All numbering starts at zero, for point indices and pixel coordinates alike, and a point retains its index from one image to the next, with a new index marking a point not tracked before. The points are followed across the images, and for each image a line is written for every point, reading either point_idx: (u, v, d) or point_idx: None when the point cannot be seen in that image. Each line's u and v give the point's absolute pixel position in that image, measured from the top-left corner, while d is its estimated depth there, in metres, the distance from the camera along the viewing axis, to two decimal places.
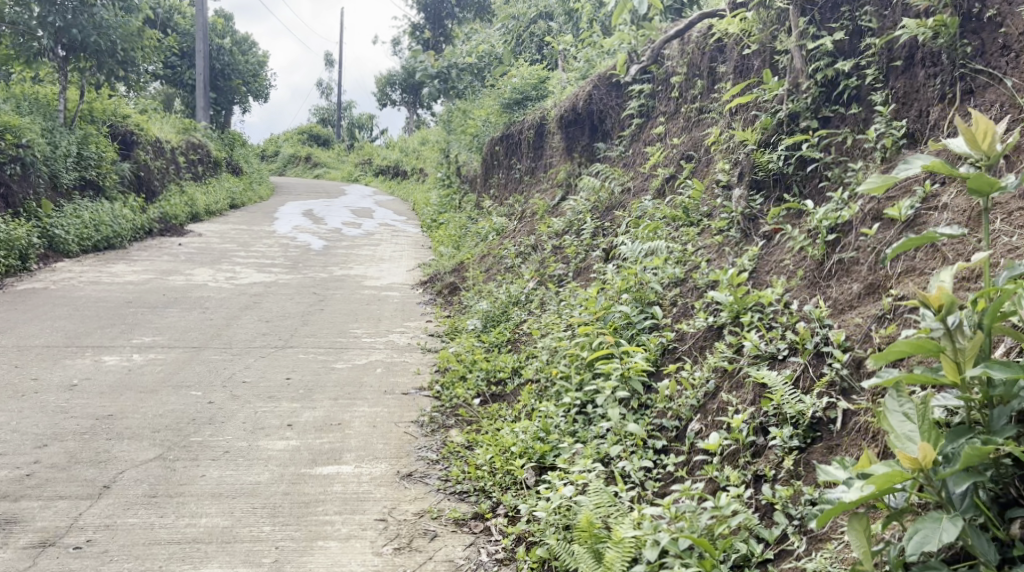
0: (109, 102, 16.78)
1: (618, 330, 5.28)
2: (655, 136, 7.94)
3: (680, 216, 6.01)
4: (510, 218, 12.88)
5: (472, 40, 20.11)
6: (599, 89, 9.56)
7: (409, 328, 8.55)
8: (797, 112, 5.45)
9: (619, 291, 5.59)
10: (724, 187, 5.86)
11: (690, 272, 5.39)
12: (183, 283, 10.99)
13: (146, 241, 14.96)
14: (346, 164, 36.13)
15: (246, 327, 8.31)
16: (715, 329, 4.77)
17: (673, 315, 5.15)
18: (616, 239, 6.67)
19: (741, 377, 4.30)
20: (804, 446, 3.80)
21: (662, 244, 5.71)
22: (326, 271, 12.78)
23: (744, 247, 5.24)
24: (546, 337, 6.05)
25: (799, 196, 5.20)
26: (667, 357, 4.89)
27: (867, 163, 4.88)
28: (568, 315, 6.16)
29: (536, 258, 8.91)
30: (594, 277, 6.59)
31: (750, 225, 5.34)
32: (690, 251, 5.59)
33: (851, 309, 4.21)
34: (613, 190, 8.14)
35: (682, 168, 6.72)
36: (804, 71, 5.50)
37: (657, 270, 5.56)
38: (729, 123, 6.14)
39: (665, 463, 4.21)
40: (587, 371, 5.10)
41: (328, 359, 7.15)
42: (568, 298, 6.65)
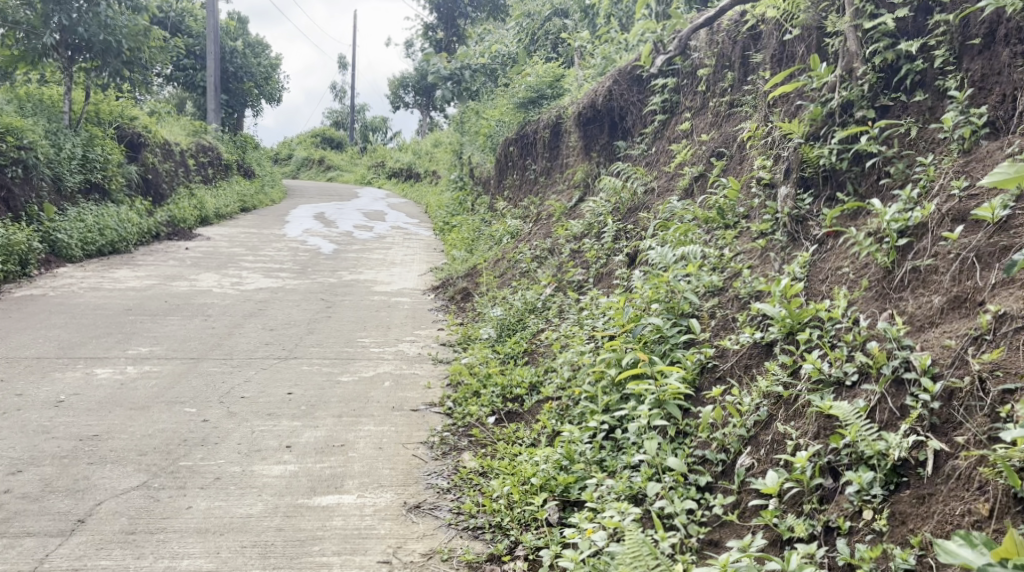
0: (117, 104, 16.44)
1: (649, 344, 4.83)
2: (681, 133, 7.48)
3: (713, 217, 5.55)
4: (525, 221, 12.44)
5: (486, 40, 19.73)
6: (619, 83, 9.06)
7: (420, 336, 8.12)
8: (852, 100, 5.00)
9: (648, 300, 5.13)
10: (765, 186, 5.37)
11: (731, 281, 4.93)
12: (187, 289, 10.59)
13: (152, 246, 14.58)
14: (359, 167, 35.77)
15: (249, 336, 7.89)
16: (764, 347, 4.33)
17: (711, 328, 4.71)
18: (641, 244, 6.20)
19: (800, 406, 3.88)
20: (888, 495, 3.39)
21: (695, 247, 5.25)
22: (335, 276, 12.38)
23: (793, 253, 4.78)
24: (566, 350, 5.60)
25: (855, 194, 4.73)
26: (706, 377, 4.45)
27: (939, 155, 4.42)
28: (590, 325, 5.71)
29: (554, 263, 8.46)
30: (618, 284, 6.14)
31: (798, 228, 4.86)
32: (728, 256, 5.14)
33: (936, 327, 3.76)
34: (635, 191, 7.66)
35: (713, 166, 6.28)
36: (860, 54, 5.04)
37: (691, 278, 5.10)
38: (767, 116, 5.68)
39: (712, 504, 3.80)
40: (615, 392, 4.67)
41: (334, 371, 6.71)
42: (589, 306, 6.19)
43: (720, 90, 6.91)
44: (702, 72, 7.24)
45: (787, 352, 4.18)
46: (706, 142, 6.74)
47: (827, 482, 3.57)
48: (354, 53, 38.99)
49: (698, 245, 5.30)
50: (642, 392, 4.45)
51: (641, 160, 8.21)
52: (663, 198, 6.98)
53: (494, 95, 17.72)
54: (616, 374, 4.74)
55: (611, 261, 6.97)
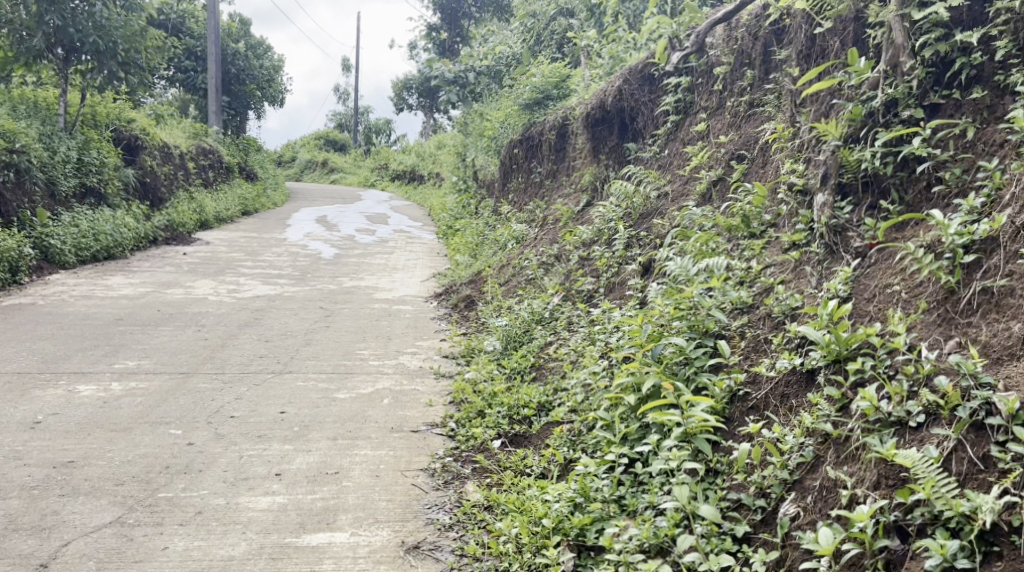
0: (114, 106, 16.09)
1: (671, 367, 4.48)
2: (696, 135, 7.11)
3: (738, 226, 5.21)
4: (531, 225, 12.07)
5: (489, 41, 19.35)
6: (630, 83, 8.66)
7: (421, 348, 7.76)
8: (896, 98, 4.62)
9: (669, 317, 4.77)
10: (798, 193, 4.96)
11: (762, 299, 4.59)
12: (181, 297, 10.24)
13: (149, 251, 14.23)
14: (362, 169, 35.43)
15: (242, 349, 7.53)
16: (803, 376, 4.01)
17: (741, 351, 4.37)
18: (656, 253, 5.82)
19: (856, 449, 3.55)
20: (975, 567, 3.03)
21: (720, 260, 4.91)
22: (335, 282, 12.03)
23: (832, 268, 4.42)
24: (578, 369, 5.24)
25: (900, 202, 4.39)
26: (737, 407, 4.13)
27: (1002, 158, 4.07)
28: (603, 340, 5.37)
29: (562, 270, 8.10)
30: (631, 297, 5.81)
31: (836, 240, 4.50)
32: (756, 269, 4.81)
33: (1019, 359, 3.42)
34: (647, 196, 7.27)
35: (732, 169, 5.97)
36: (907, 47, 4.63)
37: (715, 293, 4.75)
38: (797, 116, 5.35)
39: (751, 558, 3.48)
40: (635, 421, 4.32)
41: (330, 388, 6.35)
42: (601, 320, 5.82)
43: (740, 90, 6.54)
44: (719, 71, 6.88)
45: (835, 384, 3.85)
46: (725, 145, 6.38)
47: (894, 544, 3.24)
48: (357, 54, 38.65)
49: (722, 257, 4.94)
50: (669, 423, 4.11)
51: (653, 164, 7.84)
52: (679, 203, 6.60)
53: (498, 96, 17.35)
54: (637, 401, 4.39)
55: (624, 269, 6.60)
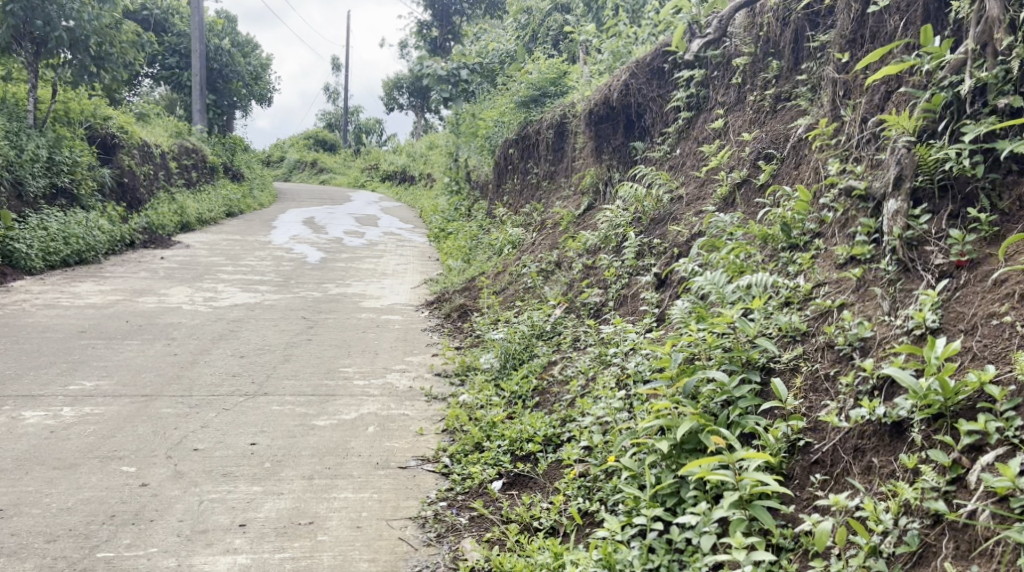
0: (88, 102, 15.40)
1: (711, 409, 3.99)
2: (712, 132, 6.51)
3: (776, 235, 4.76)
4: (528, 229, 11.46)
5: (481, 38, 18.72)
6: (637, 77, 8.01)
7: (411, 365, 7.11)
8: (985, 83, 4.07)
9: (707, 349, 4.25)
10: (860, 198, 4.42)
11: (820, 326, 4.10)
12: (154, 306, 9.58)
13: (124, 255, 13.55)
14: (353, 170, 34.74)
15: (213, 367, 6.87)
16: (884, 428, 3.51)
17: (799, 389, 3.90)
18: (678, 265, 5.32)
19: (993, 547, 3.02)
20: None
21: (762, 277, 4.43)
22: (320, 289, 11.38)
23: (909, 289, 3.89)
24: (591, 401, 4.67)
25: (993, 209, 3.89)
26: (798, 462, 3.66)
27: None
28: (622, 366, 4.86)
29: (563, 279, 7.48)
30: (647, 311, 5.39)
31: (914, 255, 3.96)
32: (805, 290, 4.34)
33: None
34: (659, 199, 6.63)
35: (760, 170, 5.47)
36: (1003, 20, 4.06)
37: (758, 317, 4.28)
38: (840, 110, 5.00)
39: None
40: (666, 471, 3.81)
41: (309, 413, 5.69)
42: (616, 340, 5.24)
43: (767, 84, 5.95)
44: (740, 62, 6.30)
45: (941, 445, 3.31)
46: (751, 144, 5.77)
47: None
48: (346, 53, 37.91)
49: (764, 274, 4.48)
50: (717, 484, 3.60)
51: (664, 164, 7.22)
52: (698, 209, 5.97)
53: (492, 95, 16.73)
54: (672, 448, 3.85)
55: (636, 281, 5.97)
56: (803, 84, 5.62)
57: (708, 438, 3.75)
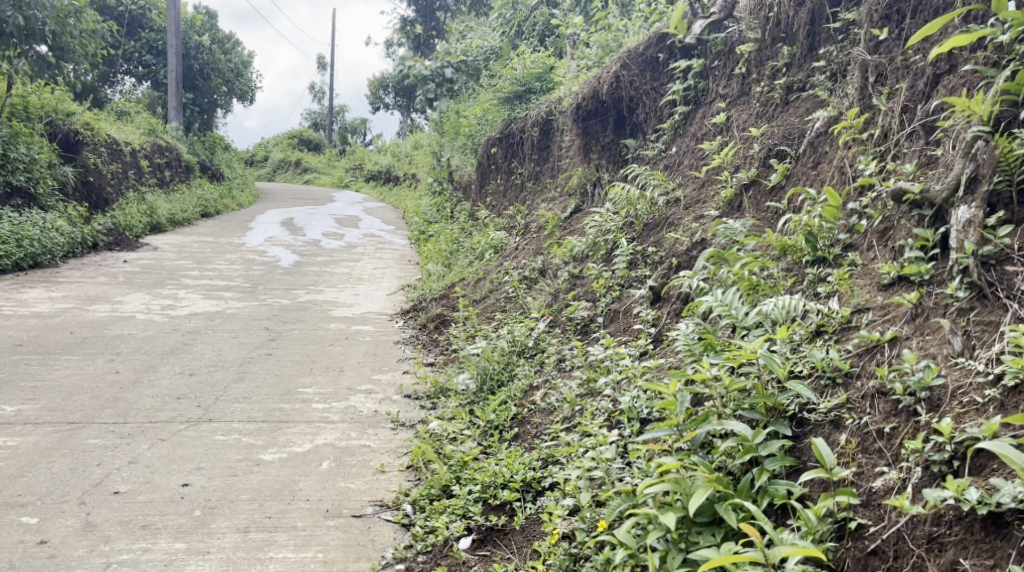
0: (50, 96, 14.81)
1: (731, 470, 3.52)
2: (711, 127, 5.93)
3: (797, 248, 4.28)
4: (511, 233, 10.81)
5: (467, 35, 18.04)
6: (629, 68, 7.32)
7: (378, 384, 6.42)
8: None
9: (724, 394, 3.74)
10: (912, 205, 3.96)
11: (867, 366, 3.62)
12: (105, 315, 8.84)
13: (84, 259, 12.86)
14: (336, 170, 33.96)
15: (156, 388, 6.16)
16: (968, 517, 3.04)
17: (850, 454, 3.41)
18: (680, 279, 4.74)
19: None
20: None
21: (796, 302, 3.96)
22: (290, 295, 10.69)
23: (986, 322, 3.44)
24: (580, 447, 4.05)
25: None
26: (850, 550, 3.18)
27: None
28: (611, 399, 4.30)
29: (547, 289, 6.83)
30: (641, 330, 4.78)
31: (995, 282, 3.50)
32: (835, 321, 3.86)
33: None
34: (654, 202, 5.95)
35: (773, 169, 4.89)
36: None
37: (784, 352, 3.82)
38: (870, 99, 4.51)
39: None
40: (673, 552, 3.30)
41: (256, 445, 4.99)
42: (607, 367, 4.60)
43: (777, 75, 5.41)
44: (744, 49, 5.71)
45: None
46: (760, 140, 5.17)
47: None
48: (332, 52, 37.15)
49: (793, 297, 4.01)
50: None
51: (660, 163, 6.59)
52: (698, 214, 5.30)
53: (476, 92, 16.05)
54: (684, 521, 3.35)
55: (629, 295, 5.30)
56: (819, 72, 5.04)
57: (731, 515, 3.26)
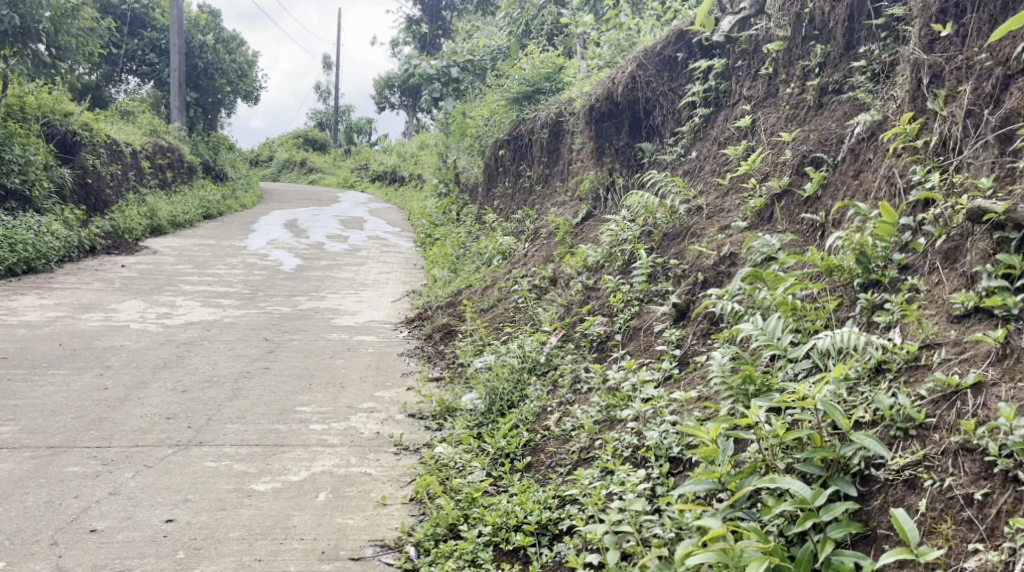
0: (48, 97, 14.56)
1: (786, 536, 3.23)
2: (736, 130, 5.59)
3: (844, 271, 3.96)
4: (520, 238, 10.46)
5: (474, 34, 17.70)
6: (646, 68, 6.96)
7: (381, 403, 6.07)
8: None
9: (775, 442, 3.45)
10: (990, 227, 3.60)
11: (948, 417, 3.28)
12: (97, 325, 8.51)
13: (81, 264, 12.53)
14: (342, 170, 33.61)
15: (144, 406, 5.81)
16: None
17: (940, 528, 3.07)
18: (709, 298, 4.44)
19: None
20: None
21: (855, 337, 3.60)
22: (291, 302, 10.36)
23: None
24: (604, 491, 3.78)
25: None
26: None
27: None
28: (636, 435, 4.03)
29: (558, 301, 6.47)
30: (665, 353, 4.50)
31: None
32: (903, 363, 3.53)
33: None
34: (674, 210, 5.58)
35: (808, 178, 4.61)
36: None
37: (841, 397, 3.49)
38: (924, 101, 4.17)
39: None
40: None
41: (249, 473, 4.65)
42: (628, 395, 4.33)
43: (809, 76, 5.11)
44: (773, 47, 5.42)
45: None
46: (791, 146, 4.90)
47: None
48: (339, 51, 36.83)
49: (853, 329, 3.65)
50: None
51: (679, 169, 6.22)
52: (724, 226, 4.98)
53: (483, 92, 15.70)
54: None
55: (650, 310, 4.96)
56: (859, 72, 4.76)
57: None
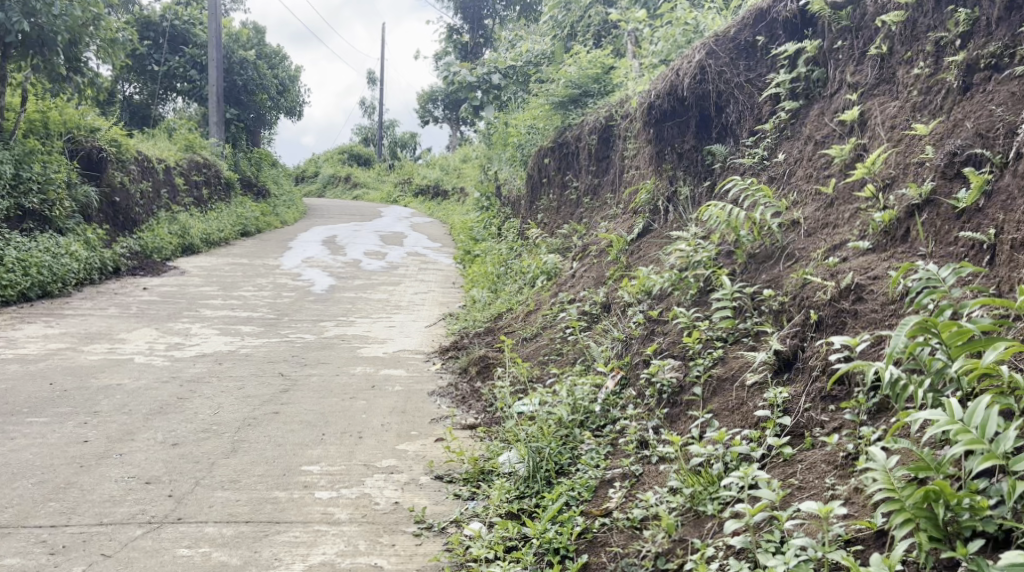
0: (73, 113, 13.85)
1: None
2: (844, 126, 4.57)
3: None
4: (566, 256, 9.43)
5: (517, 41, 16.78)
6: (717, 56, 5.84)
7: (403, 460, 5.05)
8: None
9: None
10: None
11: None
12: (98, 359, 7.62)
13: (100, 288, 11.73)
14: (385, 185, 32.88)
15: (122, 466, 4.86)
16: None
17: None
18: (836, 355, 3.42)
19: None
20: None
21: None
22: (317, 329, 9.45)
23: None
24: None
25: None
26: None
27: None
28: (737, 552, 3.05)
29: (613, 334, 5.40)
30: (763, 424, 3.50)
31: None
32: None
33: None
34: (768, 227, 4.49)
35: (968, 182, 3.58)
36: None
37: None
38: None
39: None
40: None
41: (229, 567, 3.76)
42: (721, 484, 3.35)
43: (947, 50, 4.11)
44: (889, 19, 4.43)
45: None
46: (930, 141, 3.88)
47: None
48: (383, 64, 36.25)
49: None
50: None
51: (762, 176, 5.18)
52: (838, 249, 3.96)
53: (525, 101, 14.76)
54: None
55: (738, 355, 3.92)
56: None
57: None
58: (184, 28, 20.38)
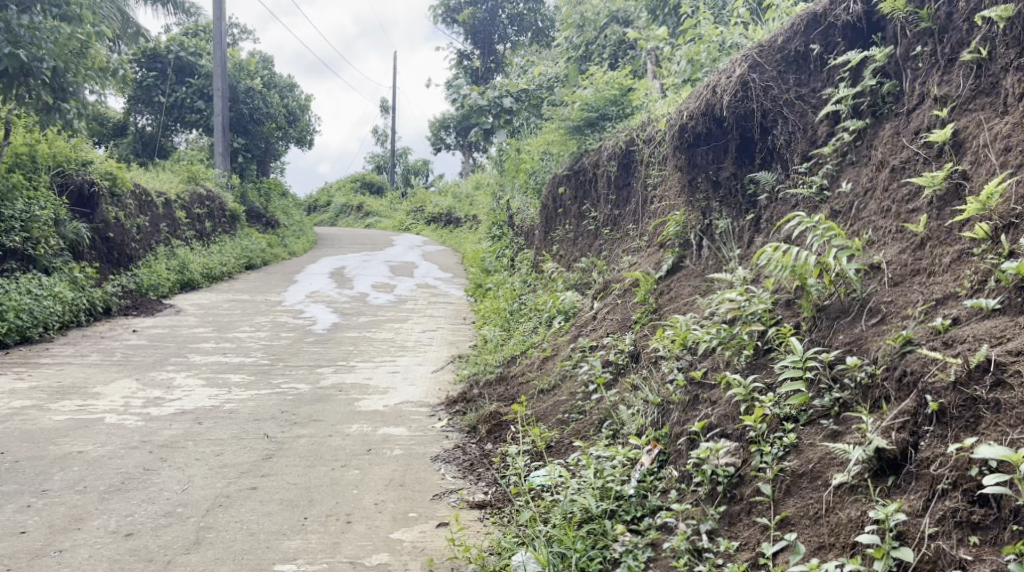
0: (66, 145, 13.13)
1: None
2: (932, 148, 3.87)
3: None
4: (586, 294, 8.62)
5: (527, 66, 16.16)
6: (762, 70, 5.06)
7: (398, 556, 4.22)
8: None
9: None
10: None
11: None
12: (65, 420, 6.79)
13: (86, 332, 10.93)
14: (397, 213, 32.12)
15: (56, 569, 4.14)
16: None
17: None
18: (980, 469, 2.80)
19: None
20: None
21: None
22: (315, 376, 8.65)
23: None
24: None
25: None
26: None
27: None
28: None
29: (647, 396, 4.51)
30: (861, 553, 2.90)
31: None
32: None
33: None
34: (850, 277, 3.74)
35: None
36: None
37: None
38: None
39: None
40: None
41: None
42: None
43: None
44: (996, 15, 3.76)
45: None
46: None
47: None
48: (394, 92, 35.67)
49: None
50: None
51: (822, 209, 4.39)
52: (944, 305, 3.35)
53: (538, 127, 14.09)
54: None
55: (816, 444, 3.33)
56: None
57: None
58: (191, 60, 19.65)
